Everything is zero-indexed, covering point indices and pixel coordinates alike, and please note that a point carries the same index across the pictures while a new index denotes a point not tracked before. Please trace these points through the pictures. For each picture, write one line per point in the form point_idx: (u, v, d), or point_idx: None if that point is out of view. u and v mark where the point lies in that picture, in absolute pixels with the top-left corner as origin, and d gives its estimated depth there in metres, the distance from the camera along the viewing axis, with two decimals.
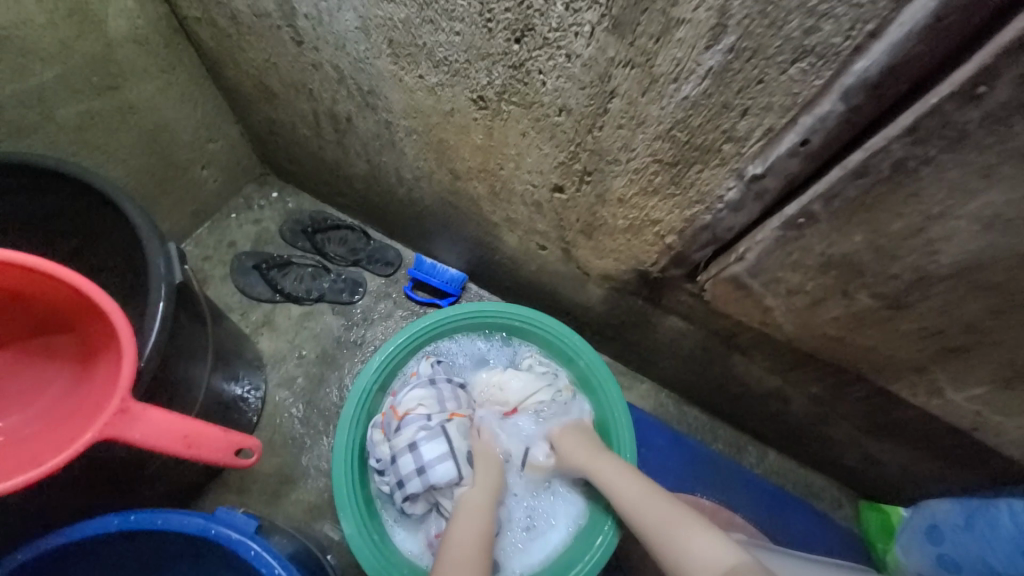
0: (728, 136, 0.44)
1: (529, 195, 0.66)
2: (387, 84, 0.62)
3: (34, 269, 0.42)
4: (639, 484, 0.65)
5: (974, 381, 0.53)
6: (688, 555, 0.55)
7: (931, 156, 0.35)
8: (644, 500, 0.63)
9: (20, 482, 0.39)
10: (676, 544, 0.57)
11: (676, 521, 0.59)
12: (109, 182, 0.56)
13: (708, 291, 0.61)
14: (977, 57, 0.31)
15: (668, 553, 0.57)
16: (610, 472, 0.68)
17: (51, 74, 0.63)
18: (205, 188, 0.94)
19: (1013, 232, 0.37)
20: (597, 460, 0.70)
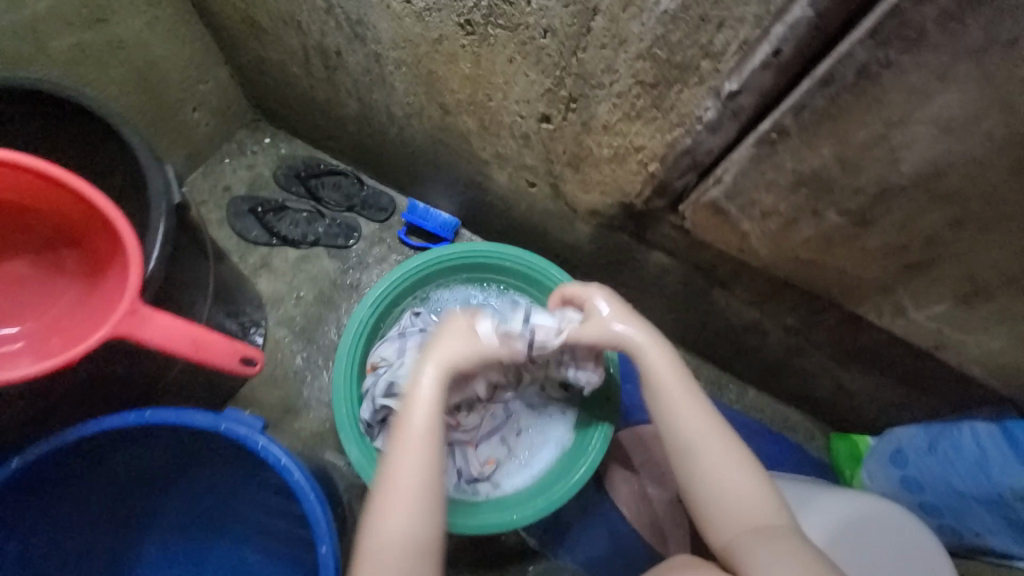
0: (706, 51, 0.45)
1: (517, 127, 0.67)
2: (376, 13, 0.62)
3: (42, 173, 0.44)
4: (706, 413, 0.61)
5: (935, 298, 0.57)
6: (735, 499, 0.57)
7: (891, 60, 0.38)
8: (713, 434, 0.60)
9: (46, 368, 0.43)
10: (726, 482, 0.58)
11: (734, 462, 0.59)
12: (107, 110, 0.57)
13: (689, 220, 0.62)
14: None
15: (710, 487, 0.59)
16: (680, 393, 0.62)
17: (36, 2, 0.63)
18: (198, 132, 0.94)
19: (969, 136, 0.39)
20: (659, 368, 0.63)
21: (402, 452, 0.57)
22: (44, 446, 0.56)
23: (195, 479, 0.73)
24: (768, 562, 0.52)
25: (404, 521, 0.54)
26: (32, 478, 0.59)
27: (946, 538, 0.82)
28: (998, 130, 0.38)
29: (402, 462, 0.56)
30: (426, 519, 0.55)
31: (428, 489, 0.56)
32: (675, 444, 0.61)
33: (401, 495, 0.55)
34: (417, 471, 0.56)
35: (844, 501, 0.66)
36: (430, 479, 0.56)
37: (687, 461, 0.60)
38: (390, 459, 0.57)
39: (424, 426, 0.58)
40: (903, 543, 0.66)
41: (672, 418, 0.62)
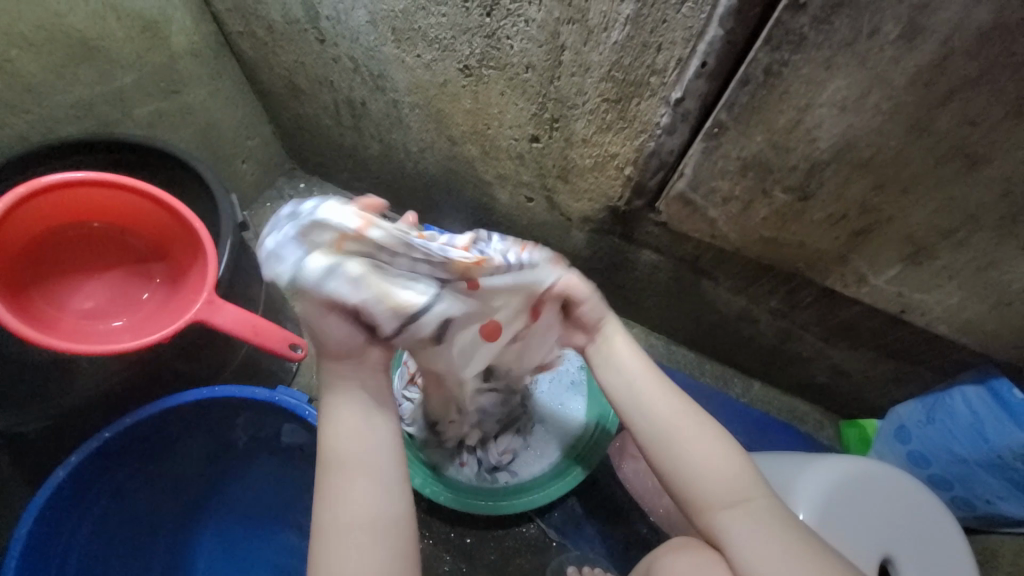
0: (653, 69, 0.57)
1: (512, 149, 0.79)
2: (393, 67, 0.77)
3: (162, 201, 0.63)
4: (681, 403, 0.59)
5: (887, 260, 0.65)
6: (717, 480, 0.54)
7: (787, 59, 0.50)
8: (691, 417, 0.58)
9: (143, 343, 0.57)
10: (708, 464, 0.55)
11: (718, 445, 0.56)
12: (197, 160, 0.75)
13: (665, 213, 0.72)
14: None
15: (693, 463, 0.55)
16: (652, 385, 0.61)
17: (129, 79, 0.80)
18: (246, 180, 1.10)
19: (862, 111, 0.51)
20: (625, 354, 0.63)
21: (340, 476, 0.50)
22: (131, 418, 0.68)
23: (250, 469, 0.85)
24: (758, 542, 0.49)
25: (357, 550, 0.47)
26: (117, 448, 0.70)
27: (960, 510, 0.83)
28: (883, 102, 0.50)
29: (340, 489, 0.50)
30: (381, 542, 0.48)
31: (378, 511, 0.49)
32: (649, 431, 0.58)
33: (345, 521, 0.48)
34: (361, 493, 0.49)
35: (838, 461, 0.69)
36: (380, 498, 0.50)
37: (666, 449, 0.57)
38: (327, 486, 0.50)
39: (360, 437, 0.52)
40: (893, 495, 0.69)
41: (649, 403, 0.59)
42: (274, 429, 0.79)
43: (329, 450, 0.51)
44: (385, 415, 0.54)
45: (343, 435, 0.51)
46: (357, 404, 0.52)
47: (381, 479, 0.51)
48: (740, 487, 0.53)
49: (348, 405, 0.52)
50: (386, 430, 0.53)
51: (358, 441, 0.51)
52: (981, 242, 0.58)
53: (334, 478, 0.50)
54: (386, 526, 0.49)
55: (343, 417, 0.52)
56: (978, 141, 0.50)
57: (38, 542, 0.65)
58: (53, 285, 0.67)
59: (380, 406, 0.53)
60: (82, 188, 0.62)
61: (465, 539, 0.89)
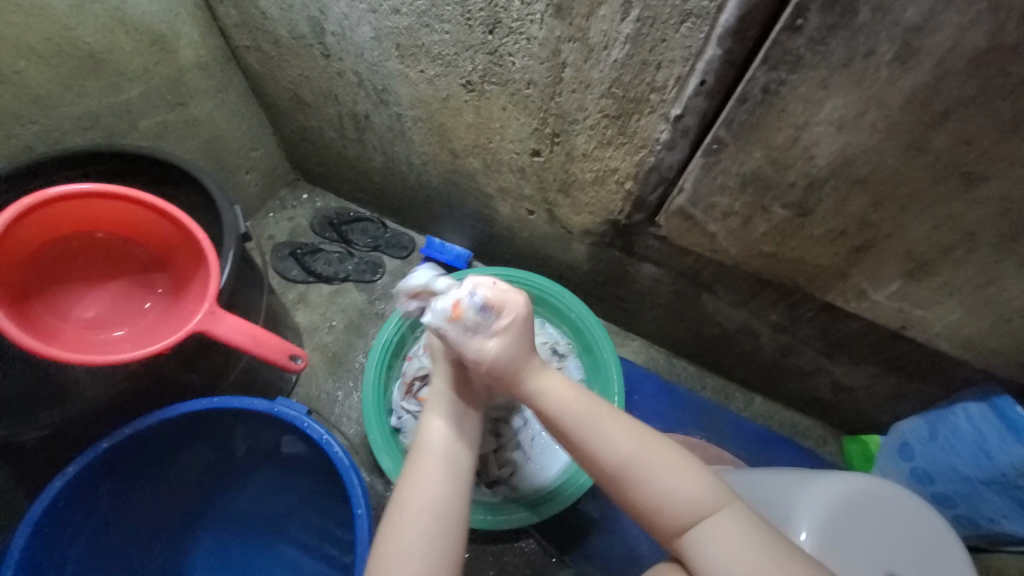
0: (652, 87, 0.58)
1: (514, 162, 0.80)
2: (396, 81, 0.79)
3: (165, 211, 0.63)
4: (632, 427, 0.57)
5: (887, 276, 0.65)
6: (683, 507, 0.54)
7: (784, 78, 0.51)
8: (643, 446, 0.56)
9: (144, 354, 0.57)
10: (666, 494, 0.54)
11: (676, 467, 0.55)
12: (201, 171, 0.76)
13: (665, 227, 0.72)
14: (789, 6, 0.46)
15: (658, 495, 0.54)
16: (599, 414, 0.57)
17: (136, 91, 0.82)
18: (249, 190, 1.11)
19: (859, 129, 0.52)
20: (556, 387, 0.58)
21: (422, 468, 0.56)
22: (129, 429, 0.68)
23: (247, 481, 0.85)
24: (727, 559, 0.51)
25: (423, 540, 0.52)
26: (115, 458, 0.70)
27: (964, 529, 0.81)
28: (880, 121, 0.51)
29: (421, 478, 0.56)
30: (444, 537, 0.53)
31: (447, 508, 0.54)
32: (611, 472, 0.56)
33: (422, 508, 0.54)
34: (438, 487, 0.55)
35: (841, 479, 0.68)
36: (451, 498, 0.55)
37: (624, 486, 0.56)
38: (412, 472, 0.57)
39: (448, 440, 0.58)
40: (896, 514, 0.68)
41: (600, 439, 0.56)
42: (273, 439, 0.79)
43: (420, 442, 0.59)
44: (472, 428, 0.61)
45: (435, 432, 0.59)
46: (452, 407, 0.60)
47: (456, 482, 0.56)
48: (706, 504, 0.54)
49: (442, 409, 0.61)
50: (470, 442, 0.60)
51: (443, 435, 0.59)
52: (979, 259, 0.58)
53: (418, 467, 0.56)
54: (452, 526, 0.54)
55: (438, 414, 0.60)
56: (974, 160, 0.50)
57: (34, 553, 0.64)
58: (56, 295, 0.67)
59: (467, 417, 0.61)
60: (88, 199, 0.63)
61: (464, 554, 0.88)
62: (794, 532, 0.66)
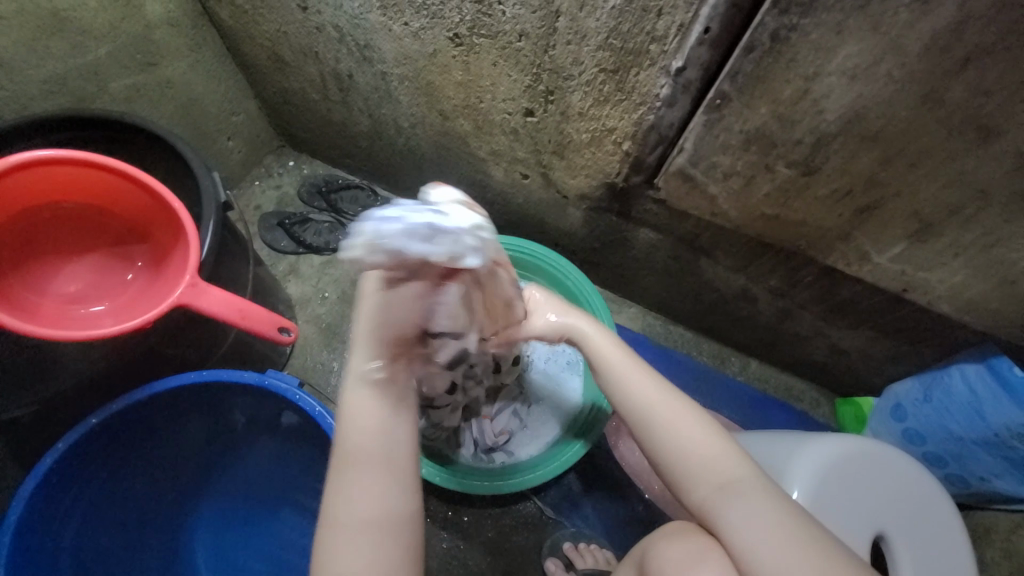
0: (652, 36, 0.54)
1: (506, 124, 0.76)
2: (380, 36, 0.74)
3: (140, 180, 0.60)
4: (655, 381, 0.61)
5: (891, 238, 0.63)
6: (699, 460, 0.55)
7: (795, 24, 0.47)
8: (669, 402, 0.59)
9: (125, 329, 0.55)
10: (685, 445, 0.56)
11: (694, 424, 0.57)
12: (177, 137, 0.72)
13: (664, 190, 0.70)
14: None
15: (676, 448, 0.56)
16: (631, 370, 0.62)
17: (103, 51, 0.76)
18: (232, 157, 1.06)
19: (872, 79, 0.49)
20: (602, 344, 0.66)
21: (356, 470, 0.50)
22: (118, 405, 0.67)
23: (246, 451, 0.85)
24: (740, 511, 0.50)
25: (367, 547, 0.48)
26: (106, 433, 0.70)
27: (953, 487, 0.83)
28: (895, 70, 0.47)
29: (356, 480, 0.50)
30: (392, 540, 0.49)
31: (389, 509, 0.49)
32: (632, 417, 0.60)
33: (360, 512, 0.49)
34: (374, 490, 0.50)
35: (833, 442, 0.69)
36: (393, 496, 0.50)
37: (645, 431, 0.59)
38: (344, 475, 0.50)
39: (381, 441, 0.52)
40: (886, 474, 0.69)
41: (626, 387, 0.62)
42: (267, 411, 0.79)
43: (349, 442, 0.52)
44: (408, 414, 0.54)
45: (365, 433, 0.52)
46: (374, 407, 0.53)
47: (398, 479, 0.51)
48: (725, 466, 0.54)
49: (364, 404, 0.53)
50: (405, 432, 0.53)
51: (374, 433, 0.52)
52: (989, 218, 0.56)
53: (352, 471, 0.50)
54: (399, 527, 0.49)
55: (361, 413, 0.53)
56: (993, 112, 0.48)
57: (31, 527, 0.65)
58: (34, 269, 0.65)
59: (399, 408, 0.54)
60: (54, 168, 0.59)
61: (462, 518, 0.89)
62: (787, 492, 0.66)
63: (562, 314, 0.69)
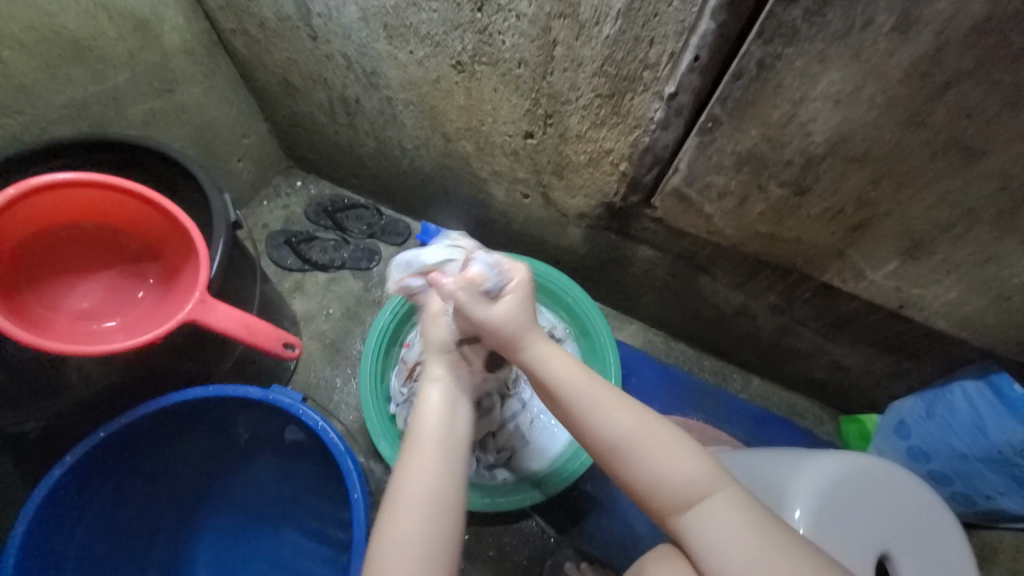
0: (645, 64, 0.57)
1: (507, 145, 0.79)
2: (386, 64, 0.77)
3: (154, 201, 0.62)
4: (622, 401, 0.56)
5: (884, 256, 0.64)
6: (682, 488, 0.51)
7: (780, 52, 0.49)
8: (642, 426, 0.54)
9: (135, 344, 0.57)
10: (666, 477, 0.52)
11: (664, 444, 0.53)
12: (191, 160, 0.75)
13: (660, 209, 0.71)
14: None
15: (658, 477, 0.52)
16: (597, 392, 0.56)
17: (122, 78, 0.80)
18: (242, 178, 1.10)
19: (856, 104, 0.51)
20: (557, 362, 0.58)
21: (418, 451, 0.53)
22: (126, 419, 0.68)
23: (249, 467, 0.86)
24: (731, 543, 0.49)
25: (420, 525, 0.49)
26: (114, 447, 0.71)
27: (959, 505, 0.82)
28: (878, 95, 0.49)
29: (416, 461, 0.52)
30: (445, 520, 0.50)
31: (444, 490, 0.51)
32: (602, 448, 0.55)
33: (415, 493, 0.50)
34: (435, 470, 0.52)
35: (830, 459, 0.69)
36: (452, 480, 0.52)
37: (619, 461, 0.54)
38: (406, 458, 0.53)
39: (449, 431, 0.55)
40: (888, 491, 0.69)
41: (596, 414, 0.55)
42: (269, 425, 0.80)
43: (414, 428, 0.55)
44: (462, 411, 0.57)
45: (431, 414, 0.55)
46: (444, 391, 0.57)
47: (453, 463, 0.53)
48: (705, 493, 0.51)
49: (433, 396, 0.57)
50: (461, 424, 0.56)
51: (439, 417, 0.55)
52: (978, 236, 0.57)
53: (415, 453, 0.53)
54: (452, 513, 0.51)
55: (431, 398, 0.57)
56: (974, 134, 0.49)
57: (35, 541, 0.65)
58: (49, 286, 0.67)
59: (460, 400, 0.58)
60: (74, 189, 0.62)
61: (464, 535, 0.89)
62: (789, 511, 0.66)
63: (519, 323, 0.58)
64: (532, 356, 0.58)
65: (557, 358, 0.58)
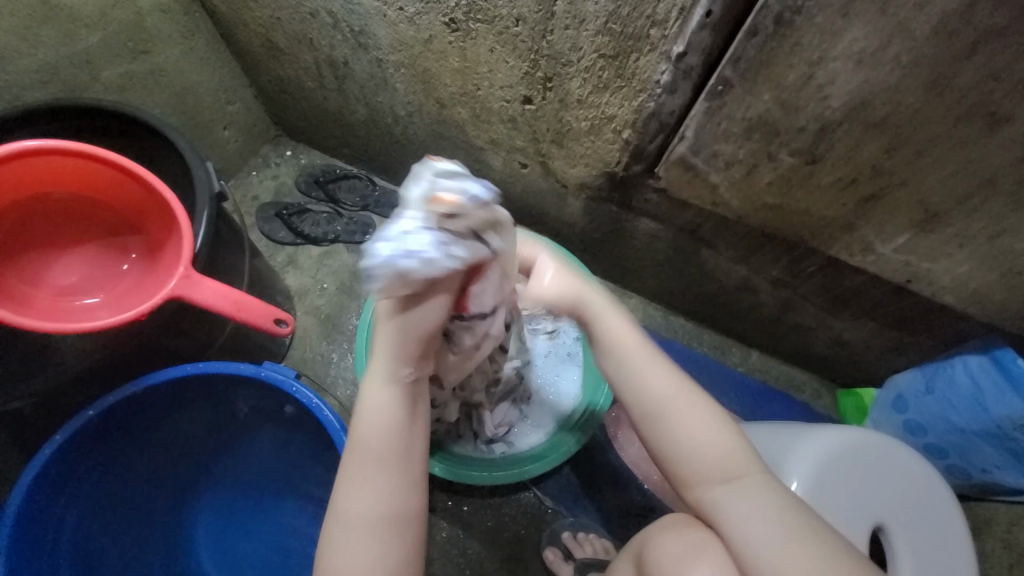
0: (653, 21, 0.53)
1: (504, 111, 0.75)
2: (375, 22, 0.72)
3: (130, 169, 0.59)
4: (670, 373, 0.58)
5: (895, 228, 0.62)
6: (711, 456, 0.53)
7: (800, 6, 0.45)
8: (684, 395, 0.57)
9: (116, 321, 0.55)
10: (700, 441, 0.54)
11: (700, 415, 0.55)
12: (171, 127, 0.71)
13: (664, 179, 0.68)
14: None
15: (690, 442, 0.54)
16: (643, 358, 0.59)
17: (94, 39, 0.75)
18: (228, 147, 1.05)
19: (879, 64, 0.47)
20: (617, 330, 0.60)
21: (365, 472, 0.51)
22: (115, 397, 0.67)
23: (246, 442, 0.86)
24: (750, 513, 0.49)
25: (370, 548, 0.49)
26: (105, 425, 0.70)
27: (954, 478, 0.83)
28: (904, 54, 0.46)
29: (363, 482, 0.51)
30: (398, 541, 0.51)
31: (395, 511, 0.51)
32: (641, 411, 0.57)
33: (362, 518, 0.50)
34: (385, 495, 0.51)
35: (828, 434, 0.68)
36: (406, 499, 0.52)
37: (655, 427, 0.56)
38: (351, 478, 0.52)
39: (401, 447, 0.52)
40: (882, 464, 0.69)
41: (639, 381, 0.58)
42: (263, 400, 0.79)
43: (359, 443, 0.52)
44: (419, 419, 0.54)
45: (377, 429, 0.52)
46: (394, 401, 0.52)
47: (405, 482, 0.52)
48: (730, 462, 0.53)
49: (381, 403, 0.52)
50: (417, 437, 0.54)
51: (387, 432, 0.52)
52: (996, 208, 0.55)
53: (362, 472, 0.51)
54: (405, 533, 0.51)
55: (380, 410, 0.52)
56: (1003, 97, 0.46)
57: (29, 517, 0.65)
58: (29, 261, 0.65)
59: (413, 409, 0.54)
60: (44, 158, 0.58)
61: (462, 507, 0.90)
62: (786, 481, 0.66)
63: (576, 289, 0.61)
64: (593, 318, 0.61)
65: (617, 326, 0.61)
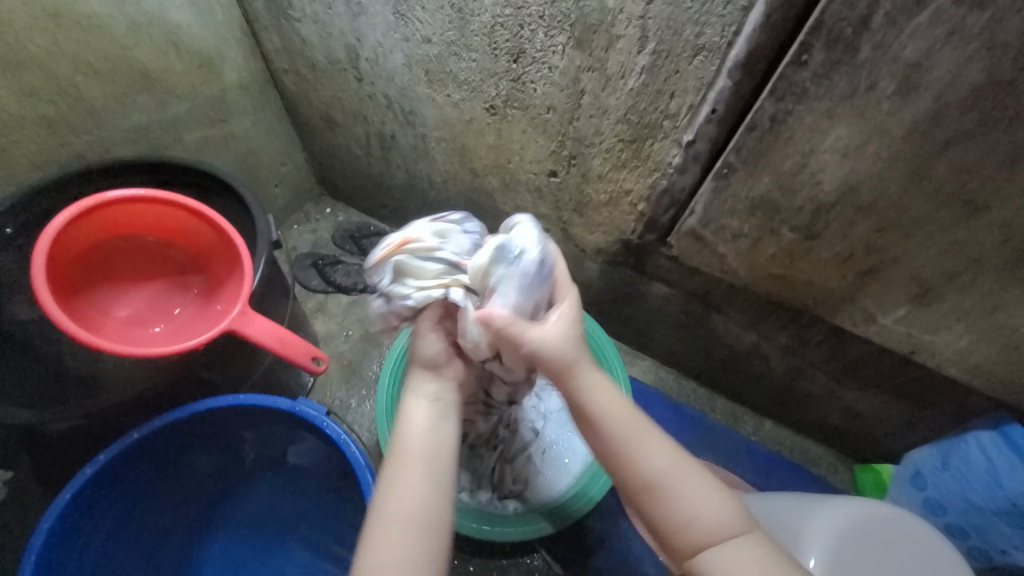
0: (666, 114, 0.62)
1: (531, 182, 0.84)
2: (424, 104, 0.83)
3: (210, 217, 0.68)
4: (668, 445, 0.53)
5: (894, 301, 0.66)
6: (712, 531, 0.50)
7: (791, 108, 0.54)
8: (681, 469, 0.52)
9: (172, 349, 0.60)
10: (701, 518, 0.50)
11: (702, 492, 0.51)
12: (240, 183, 0.81)
13: (676, 248, 0.75)
14: (794, 46, 0.50)
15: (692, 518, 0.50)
16: (639, 427, 0.52)
17: (182, 108, 0.87)
18: (276, 203, 1.16)
19: (863, 157, 0.55)
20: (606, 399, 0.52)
21: (403, 467, 0.50)
22: (159, 421, 0.71)
23: (261, 484, 0.87)
24: None
25: (403, 548, 0.46)
26: (142, 451, 0.73)
27: (976, 562, 0.80)
28: (883, 150, 0.53)
29: (405, 478, 0.49)
30: (428, 552, 0.47)
31: (429, 512, 0.48)
32: (638, 487, 0.51)
33: (405, 513, 0.48)
34: (425, 493, 0.49)
35: (850, 503, 0.69)
36: (433, 503, 0.49)
37: (657, 502, 0.51)
38: (395, 471, 0.50)
39: (436, 444, 0.51)
40: (914, 541, 0.68)
41: (641, 454, 0.51)
42: (286, 440, 0.81)
43: (399, 439, 0.52)
44: (452, 424, 0.53)
45: (415, 431, 0.51)
46: (433, 408, 0.53)
47: (439, 484, 0.50)
48: (731, 538, 0.50)
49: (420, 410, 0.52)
50: (449, 439, 0.52)
51: (427, 433, 0.51)
52: (984, 285, 0.60)
53: (401, 467, 0.50)
54: (434, 537, 0.48)
55: (421, 411, 0.52)
56: (976, 189, 0.53)
57: (54, 541, 0.66)
58: (103, 294, 0.72)
59: (449, 415, 0.53)
60: (138, 205, 0.68)
61: (468, 567, 0.88)
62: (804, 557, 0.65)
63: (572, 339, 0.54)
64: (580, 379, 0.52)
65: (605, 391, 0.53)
